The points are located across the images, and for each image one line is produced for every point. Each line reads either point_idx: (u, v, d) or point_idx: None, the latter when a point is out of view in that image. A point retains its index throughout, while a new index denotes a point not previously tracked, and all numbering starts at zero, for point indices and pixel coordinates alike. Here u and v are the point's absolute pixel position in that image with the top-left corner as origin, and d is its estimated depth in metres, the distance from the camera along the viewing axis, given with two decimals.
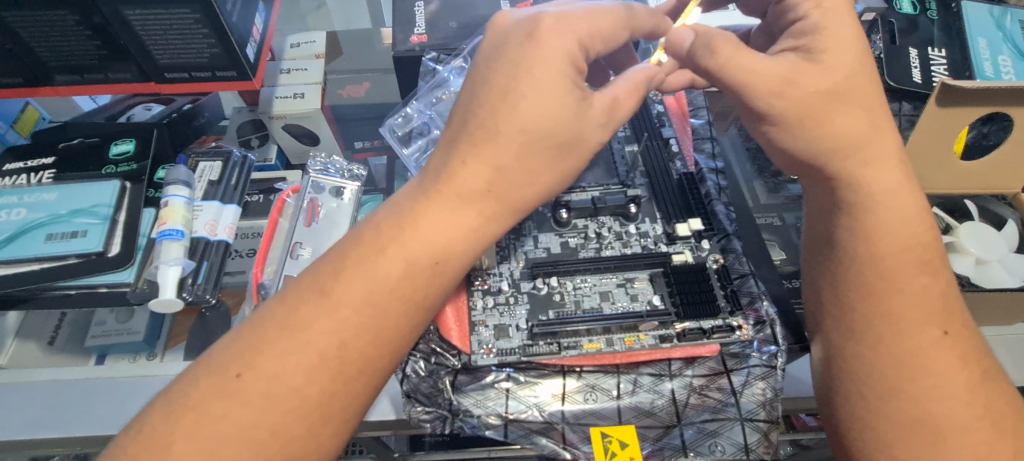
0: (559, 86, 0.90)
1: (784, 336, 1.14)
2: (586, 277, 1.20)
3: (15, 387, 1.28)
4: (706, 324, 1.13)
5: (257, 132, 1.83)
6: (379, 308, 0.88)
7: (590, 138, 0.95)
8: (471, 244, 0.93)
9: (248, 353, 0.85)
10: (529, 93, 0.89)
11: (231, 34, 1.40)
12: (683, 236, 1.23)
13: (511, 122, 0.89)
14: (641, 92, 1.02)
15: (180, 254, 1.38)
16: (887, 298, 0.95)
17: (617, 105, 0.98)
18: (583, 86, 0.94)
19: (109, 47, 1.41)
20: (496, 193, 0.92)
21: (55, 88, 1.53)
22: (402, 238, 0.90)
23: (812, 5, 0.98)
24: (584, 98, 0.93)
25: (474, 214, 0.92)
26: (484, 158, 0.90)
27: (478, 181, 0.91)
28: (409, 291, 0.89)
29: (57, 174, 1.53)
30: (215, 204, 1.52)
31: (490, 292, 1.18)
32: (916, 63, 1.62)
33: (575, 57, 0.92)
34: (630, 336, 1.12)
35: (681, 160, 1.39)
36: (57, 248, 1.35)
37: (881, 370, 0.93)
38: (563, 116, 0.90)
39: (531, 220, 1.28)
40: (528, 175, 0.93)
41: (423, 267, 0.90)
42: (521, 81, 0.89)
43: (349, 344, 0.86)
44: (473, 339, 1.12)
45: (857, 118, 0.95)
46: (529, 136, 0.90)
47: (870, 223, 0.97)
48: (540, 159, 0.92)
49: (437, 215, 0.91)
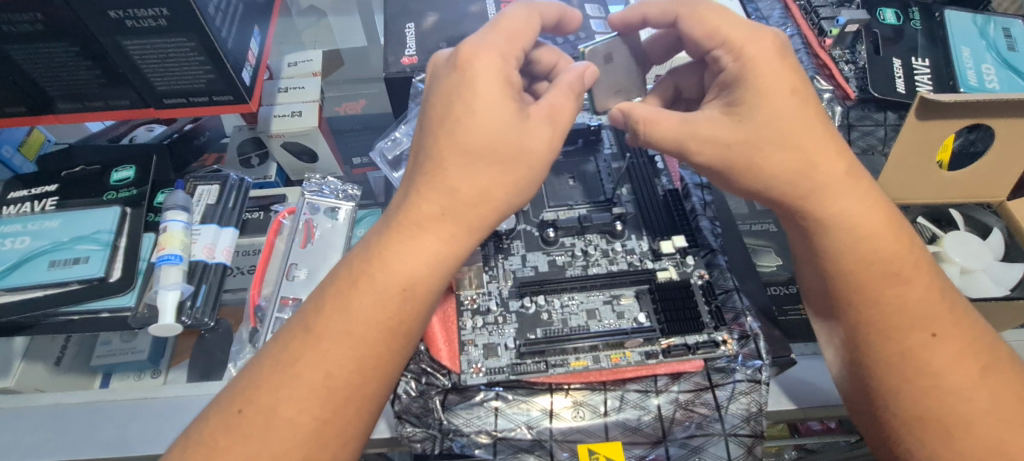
0: (491, 101, 0.96)
1: (769, 350, 1.14)
2: (573, 295, 1.22)
3: (22, 412, 1.32)
4: (690, 340, 1.15)
5: (256, 150, 1.85)
6: (359, 338, 0.92)
7: (537, 146, 1.00)
8: (434, 268, 0.97)
9: (248, 387, 0.89)
10: (459, 116, 0.96)
11: (225, 56, 1.43)
12: (669, 253, 1.25)
13: (449, 143, 0.96)
14: (575, 92, 1.06)
15: (178, 278, 1.41)
16: (864, 306, 0.98)
17: (556, 111, 1.03)
18: (518, 99, 1.00)
19: (108, 76, 1.45)
20: (451, 215, 0.96)
21: (57, 116, 1.56)
22: (371, 271, 0.95)
23: (731, 58, 1.03)
24: (521, 110, 0.99)
25: (432, 238, 0.96)
26: (435, 186, 0.97)
27: (433, 207, 0.96)
28: (387, 320, 0.93)
29: (59, 201, 1.57)
30: (213, 228, 1.54)
31: (480, 312, 1.21)
32: (900, 73, 1.64)
33: (503, 72, 0.98)
34: (616, 353, 1.14)
35: (667, 177, 1.41)
36: (59, 275, 1.40)
37: (873, 372, 0.96)
38: (503, 129, 0.96)
39: (520, 240, 1.31)
40: (480, 192, 0.97)
41: (391, 295, 0.94)
42: (451, 108, 0.97)
43: (335, 374, 0.89)
44: (462, 358, 1.15)
45: (787, 161, 0.98)
46: (470, 154, 0.96)
47: (836, 239, 0.99)
48: (488, 173, 0.97)
49: (399, 246, 0.96)
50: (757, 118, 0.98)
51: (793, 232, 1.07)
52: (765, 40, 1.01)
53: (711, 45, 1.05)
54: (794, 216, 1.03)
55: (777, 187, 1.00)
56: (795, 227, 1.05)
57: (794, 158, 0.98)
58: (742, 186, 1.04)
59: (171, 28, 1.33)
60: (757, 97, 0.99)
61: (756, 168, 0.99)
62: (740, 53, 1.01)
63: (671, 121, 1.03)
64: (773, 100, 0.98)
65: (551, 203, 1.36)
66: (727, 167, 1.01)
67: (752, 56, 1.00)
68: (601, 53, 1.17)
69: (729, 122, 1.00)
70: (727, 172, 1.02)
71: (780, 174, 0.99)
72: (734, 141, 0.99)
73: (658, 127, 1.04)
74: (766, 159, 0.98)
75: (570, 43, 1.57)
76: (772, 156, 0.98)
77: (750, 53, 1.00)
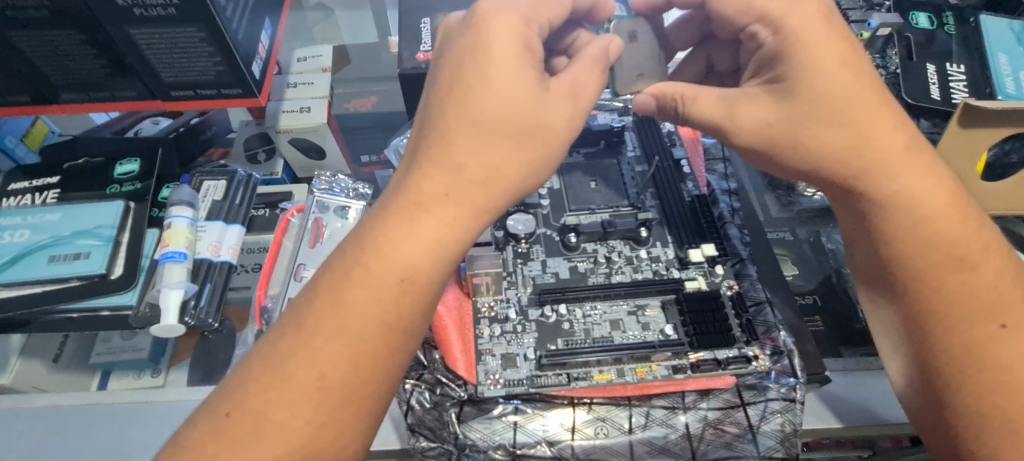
0: (507, 67, 0.91)
1: (803, 367, 1.08)
2: (596, 305, 1.16)
3: (15, 413, 1.26)
4: (721, 355, 1.09)
5: (263, 145, 1.80)
6: (355, 335, 0.87)
7: (554, 122, 0.94)
8: (435, 257, 0.90)
9: (238, 390, 0.86)
10: (474, 83, 0.91)
11: (236, 51, 1.38)
12: (697, 262, 1.19)
13: (459, 112, 0.91)
14: (600, 65, 1.01)
15: (182, 277, 1.36)
16: (924, 292, 0.95)
17: (576, 86, 0.98)
18: (538, 70, 0.94)
19: (114, 66, 1.40)
20: (455, 195, 0.90)
21: (62, 107, 1.51)
22: (365, 261, 0.89)
23: (770, 33, 0.96)
24: (541, 81, 0.94)
25: (433, 223, 0.90)
26: (440, 163, 0.91)
27: (437, 187, 0.90)
28: (384, 315, 0.88)
29: (61, 194, 1.53)
30: (218, 224, 1.49)
31: (497, 320, 1.15)
32: (934, 79, 1.58)
33: (522, 35, 0.93)
34: (642, 366, 1.08)
35: (693, 182, 1.35)
36: (60, 270, 1.35)
37: (939, 367, 0.93)
38: (519, 100, 0.91)
39: (540, 244, 1.26)
40: (490, 170, 0.91)
41: (388, 287, 0.88)
42: (464, 75, 0.92)
43: (329, 375, 0.85)
44: (479, 369, 1.09)
45: (836, 137, 0.94)
46: (480, 126, 0.91)
47: (891, 220, 0.97)
48: (499, 148, 0.91)
49: (397, 233, 0.89)
50: (800, 95, 0.94)
51: (848, 213, 1.04)
52: (808, 8, 0.94)
53: (745, 21, 0.98)
54: (852, 196, 0.99)
55: (822, 164, 0.97)
56: (853, 209, 1.02)
57: (846, 133, 0.94)
58: (787, 166, 1.00)
59: (180, 17, 1.27)
60: (802, 72, 0.93)
61: (802, 148, 0.96)
62: (782, 24, 0.94)
63: (710, 98, 1.01)
64: (818, 77, 0.93)
65: (572, 206, 1.30)
66: (769, 143, 0.98)
67: (794, 27, 0.93)
68: (625, 31, 1.14)
69: (770, 100, 0.96)
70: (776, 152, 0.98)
71: (831, 153, 0.95)
72: (775, 120, 0.96)
73: (696, 105, 1.01)
74: (812, 137, 0.95)
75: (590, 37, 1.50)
76: (819, 133, 0.94)
77: (791, 26, 0.93)
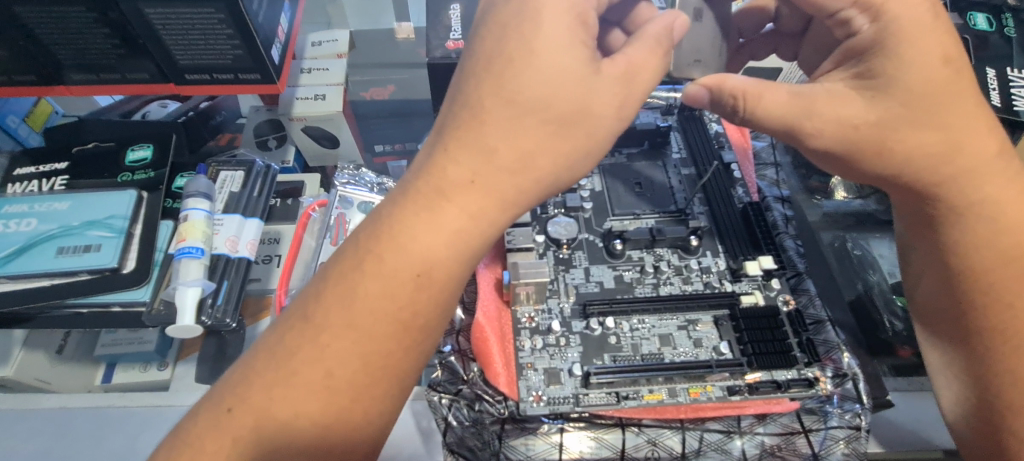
0: (556, 41, 0.82)
1: (868, 392, 1.01)
2: (644, 318, 1.09)
3: (21, 415, 1.19)
4: (780, 376, 1.02)
5: (274, 132, 1.71)
6: (365, 332, 0.79)
7: (601, 110, 0.84)
8: (453, 250, 0.82)
9: (241, 383, 0.78)
10: (517, 57, 0.82)
11: (258, 34, 1.30)
12: (753, 275, 1.12)
13: (497, 88, 0.82)
14: (660, 46, 0.89)
15: (199, 274, 1.27)
16: (992, 311, 0.91)
17: (630, 68, 0.86)
18: (591, 49, 0.85)
19: (127, 46, 1.31)
20: (482, 182, 0.82)
21: (68, 88, 1.42)
22: (379, 251, 0.81)
23: (866, 21, 0.85)
24: (592, 61, 0.84)
25: (454, 211, 0.81)
26: (468, 145, 0.82)
27: (463, 172, 0.82)
28: (398, 312, 0.80)
29: (69, 181, 1.44)
30: (236, 218, 1.40)
31: (539, 331, 1.07)
32: (994, 84, 1.49)
33: (579, 8, 0.84)
34: (695, 386, 1.01)
35: (744, 187, 1.27)
36: (69, 264, 1.27)
37: (998, 385, 0.91)
38: (568, 80, 0.82)
39: (582, 250, 1.18)
40: (522, 157, 0.83)
41: (402, 282, 0.80)
42: (509, 48, 0.83)
43: (336, 373, 0.78)
44: (521, 384, 1.01)
45: (923, 143, 0.85)
46: (517, 107, 0.82)
47: (962, 233, 0.91)
48: (536, 133, 0.82)
49: (417, 219, 0.81)
50: (899, 94, 0.83)
51: (914, 220, 0.97)
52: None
53: (839, 5, 0.87)
54: (922, 201, 0.92)
55: (902, 173, 0.88)
56: (913, 210, 0.95)
57: (938, 140, 0.85)
58: (866, 172, 0.91)
59: None
60: (898, 61, 0.83)
61: (888, 153, 0.86)
62: (881, 11, 0.83)
63: (780, 95, 0.88)
64: (921, 69, 0.82)
65: (615, 210, 1.23)
66: (849, 150, 0.87)
67: (896, 14, 0.82)
68: (690, 9, 1.04)
69: (860, 99, 0.85)
70: (854, 155, 0.88)
71: (918, 157, 0.86)
72: (864, 122, 0.85)
73: (762, 102, 0.88)
74: (902, 142, 0.85)
75: None
76: (911, 136, 0.85)
77: (893, 11, 0.82)
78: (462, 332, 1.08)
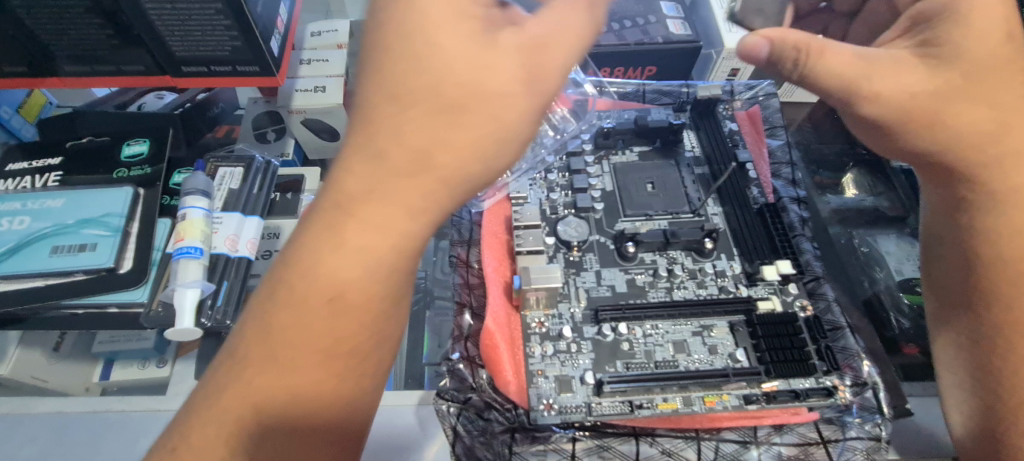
0: (435, 20, 0.71)
1: (887, 402, 0.98)
2: (657, 324, 1.06)
3: (17, 419, 1.15)
4: (797, 386, 0.99)
5: (273, 124, 1.64)
6: (289, 362, 0.73)
7: (506, 91, 0.72)
8: (365, 268, 0.73)
9: (184, 420, 0.74)
10: (397, 44, 0.72)
11: (257, 28, 1.26)
12: (769, 280, 1.09)
13: (380, 82, 0.73)
14: (571, 10, 0.76)
15: (198, 275, 1.24)
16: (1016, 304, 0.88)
17: (535, 39, 0.75)
18: (482, 23, 0.74)
19: (121, 37, 1.26)
20: (380, 190, 0.72)
21: (61, 80, 1.38)
22: (286, 278, 0.74)
23: None
24: (485, 36, 0.73)
25: (356, 227, 0.73)
26: (359, 150, 0.73)
27: (358, 182, 0.73)
28: (316, 341, 0.73)
29: (63, 176, 1.40)
30: (235, 216, 1.37)
31: (550, 337, 1.04)
32: None
33: None
34: (711, 395, 0.98)
35: (759, 187, 1.24)
36: (63, 263, 1.23)
37: (1006, 384, 0.88)
38: (456, 62, 0.71)
39: (593, 253, 1.15)
40: (421, 156, 0.72)
41: (314, 309, 0.73)
42: (386, 35, 0.73)
43: (264, 409, 0.72)
44: (531, 392, 0.98)
45: (978, 118, 0.83)
46: (404, 100, 0.72)
47: (995, 220, 0.89)
48: (430, 126, 0.72)
49: (317, 240, 0.73)
50: (960, 63, 0.81)
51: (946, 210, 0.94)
52: None
53: None
54: (956, 182, 0.90)
55: (952, 150, 0.86)
56: (948, 196, 0.92)
57: (990, 116, 0.83)
58: (909, 147, 0.88)
59: None
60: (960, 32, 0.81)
61: (941, 127, 0.83)
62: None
63: (842, 57, 0.83)
64: (982, 41, 0.81)
65: (627, 210, 1.19)
66: (902, 121, 0.83)
67: None
68: None
69: (922, 66, 0.82)
70: (901, 125, 0.84)
71: (970, 136, 0.84)
72: (923, 91, 0.81)
73: (829, 59, 0.82)
74: (955, 115, 0.83)
75: (638, 28, 1.42)
76: (966, 111, 0.82)
77: None
78: (470, 338, 1.05)
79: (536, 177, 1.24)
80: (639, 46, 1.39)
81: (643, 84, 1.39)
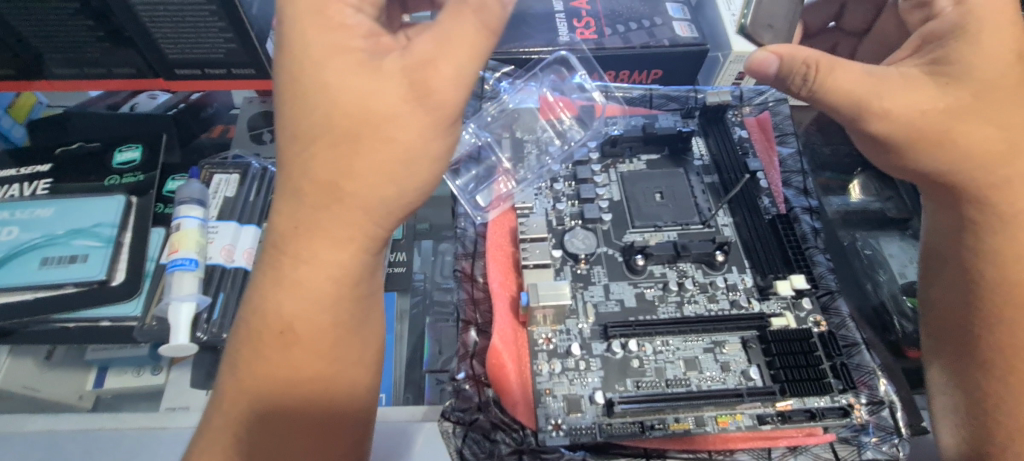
0: (318, 60, 0.75)
1: (904, 422, 0.96)
2: (667, 340, 1.03)
3: (5, 438, 1.10)
4: (813, 405, 0.96)
5: (269, 124, 1.60)
6: (257, 393, 0.78)
7: (397, 118, 0.74)
8: (306, 299, 0.78)
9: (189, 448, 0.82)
10: (289, 87, 0.76)
11: (252, 28, 1.21)
12: (783, 295, 1.06)
13: (283, 126, 0.78)
14: (453, 22, 0.75)
15: (193, 288, 1.20)
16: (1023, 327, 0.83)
17: (421, 58, 0.74)
18: (365, 53, 0.75)
19: (111, 40, 1.21)
20: (305, 227, 0.77)
21: (49, 82, 1.33)
22: (245, 316, 0.81)
23: (951, 5, 0.82)
24: (366, 67, 0.74)
25: (291, 261, 0.78)
26: (286, 192, 0.79)
27: (287, 221, 0.78)
28: (275, 370, 0.78)
29: (53, 185, 1.34)
30: (232, 225, 1.32)
31: (557, 354, 1.01)
32: None
33: (334, 14, 0.76)
34: (724, 415, 0.95)
35: (770, 197, 1.21)
36: (54, 276, 1.20)
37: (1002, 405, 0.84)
38: (340, 97, 0.74)
39: (601, 265, 1.12)
40: (334, 188, 0.76)
41: (268, 340, 0.78)
42: (280, 80, 0.77)
43: (241, 438, 0.78)
44: (539, 413, 0.95)
45: (989, 137, 0.79)
46: (306, 140, 0.76)
47: (1003, 241, 0.85)
48: (330, 159, 0.75)
49: (265, 278, 0.80)
50: (970, 83, 0.78)
51: (948, 232, 0.90)
52: None
53: None
54: (962, 203, 0.86)
55: (958, 172, 0.82)
56: (953, 217, 0.89)
57: (1000, 137, 0.80)
58: (921, 169, 0.84)
59: None
60: (969, 54, 0.78)
61: (951, 144, 0.79)
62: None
63: (854, 75, 0.80)
64: (995, 61, 0.77)
65: (636, 222, 1.16)
66: (914, 141, 0.80)
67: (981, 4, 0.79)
68: None
69: (933, 85, 0.78)
70: (911, 145, 0.81)
71: (979, 156, 0.80)
72: (932, 109, 0.78)
73: (839, 75, 0.80)
74: (967, 134, 0.79)
75: (645, 30, 1.37)
76: (976, 131, 0.79)
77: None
78: (476, 355, 1.03)
79: (542, 187, 1.21)
80: (645, 49, 1.34)
81: (649, 90, 1.35)
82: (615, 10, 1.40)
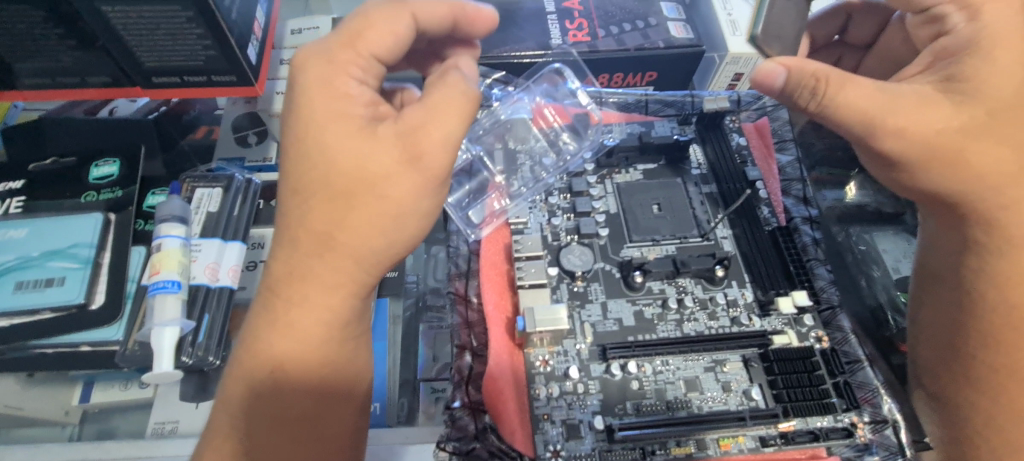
0: (318, 122, 0.74)
1: (907, 439, 0.94)
2: (669, 360, 1.00)
3: None
4: (815, 424, 0.95)
5: (253, 127, 1.51)
6: (244, 437, 0.75)
7: (390, 180, 0.73)
8: (293, 343, 0.75)
9: None
10: (291, 146, 0.76)
11: (231, 33, 1.15)
12: (784, 311, 1.04)
13: (283, 180, 0.77)
14: (447, 95, 0.74)
15: (176, 313, 1.15)
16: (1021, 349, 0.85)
17: (414, 125, 0.74)
18: (364, 117, 0.75)
19: (85, 48, 1.15)
20: (298, 274, 0.76)
21: (22, 93, 1.27)
22: (234, 358, 0.78)
23: (962, 20, 0.81)
24: (361, 130, 0.74)
25: (282, 304, 0.76)
26: (280, 238, 0.78)
27: (280, 268, 0.77)
28: (265, 413, 0.75)
29: (27, 202, 1.29)
30: (216, 243, 1.27)
31: (555, 377, 0.98)
32: None
33: (335, 79, 0.75)
34: (726, 437, 0.93)
35: (770, 208, 1.18)
36: (28, 301, 1.15)
37: (1003, 425, 0.86)
38: (337, 160, 0.73)
39: (599, 282, 1.08)
40: (327, 234, 0.74)
41: (255, 382, 0.75)
42: (283, 139, 0.77)
43: None
44: (538, 439, 0.93)
45: (999, 158, 0.78)
46: (304, 194, 0.75)
47: (1005, 265, 0.85)
48: (325, 214, 0.74)
49: (257, 320, 0.78)
50: (982, 101, 0.76)
51: (952, 249, 0.90)
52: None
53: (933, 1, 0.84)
54: (969, 224, 0.85)
55: (971, 193, 0.81)
56: (957, 236, 0.88)
57: (1009, 159, 0.79)
58: (929, 189, 0.82)
59: None
60: (983, 72, 0.76)
61: (960, 166, 0.78)
62: (979, 12, 0.79)
63: (864, 90, 0.77)
64: (1008, 80, 0.76)
65: (633, 236, 1.13)
66: (929, 158, 0.78)
67: (991, 22, 0.78)
68: None
69: (946, 104, 0.76)
70: (921, 166, 0.79)
71: (988, 178, 0.79)
72: (945, 129, 0.76)
73: (850, 89, 0.78)
74: (980, 154, 0.78)
75: (639, 31, 1.33)
76: (986, 152, 0.78)
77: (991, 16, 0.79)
78: (471, 381, 1.00)
79: (537, 200, 1.18)
80: (639, 52, 1.30)
81: (645, 95, 1.30)
82: (608, 11, 1.36)
